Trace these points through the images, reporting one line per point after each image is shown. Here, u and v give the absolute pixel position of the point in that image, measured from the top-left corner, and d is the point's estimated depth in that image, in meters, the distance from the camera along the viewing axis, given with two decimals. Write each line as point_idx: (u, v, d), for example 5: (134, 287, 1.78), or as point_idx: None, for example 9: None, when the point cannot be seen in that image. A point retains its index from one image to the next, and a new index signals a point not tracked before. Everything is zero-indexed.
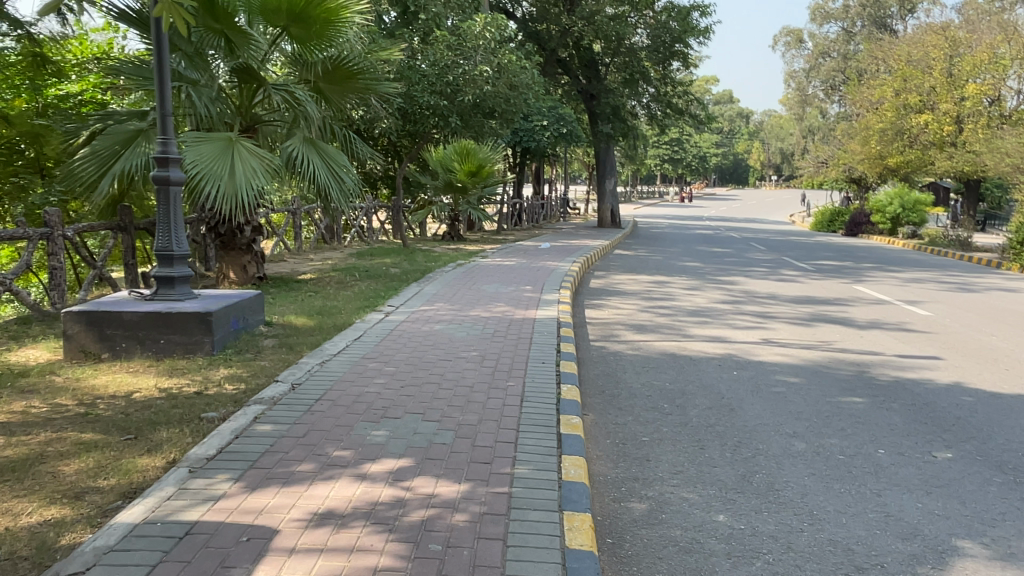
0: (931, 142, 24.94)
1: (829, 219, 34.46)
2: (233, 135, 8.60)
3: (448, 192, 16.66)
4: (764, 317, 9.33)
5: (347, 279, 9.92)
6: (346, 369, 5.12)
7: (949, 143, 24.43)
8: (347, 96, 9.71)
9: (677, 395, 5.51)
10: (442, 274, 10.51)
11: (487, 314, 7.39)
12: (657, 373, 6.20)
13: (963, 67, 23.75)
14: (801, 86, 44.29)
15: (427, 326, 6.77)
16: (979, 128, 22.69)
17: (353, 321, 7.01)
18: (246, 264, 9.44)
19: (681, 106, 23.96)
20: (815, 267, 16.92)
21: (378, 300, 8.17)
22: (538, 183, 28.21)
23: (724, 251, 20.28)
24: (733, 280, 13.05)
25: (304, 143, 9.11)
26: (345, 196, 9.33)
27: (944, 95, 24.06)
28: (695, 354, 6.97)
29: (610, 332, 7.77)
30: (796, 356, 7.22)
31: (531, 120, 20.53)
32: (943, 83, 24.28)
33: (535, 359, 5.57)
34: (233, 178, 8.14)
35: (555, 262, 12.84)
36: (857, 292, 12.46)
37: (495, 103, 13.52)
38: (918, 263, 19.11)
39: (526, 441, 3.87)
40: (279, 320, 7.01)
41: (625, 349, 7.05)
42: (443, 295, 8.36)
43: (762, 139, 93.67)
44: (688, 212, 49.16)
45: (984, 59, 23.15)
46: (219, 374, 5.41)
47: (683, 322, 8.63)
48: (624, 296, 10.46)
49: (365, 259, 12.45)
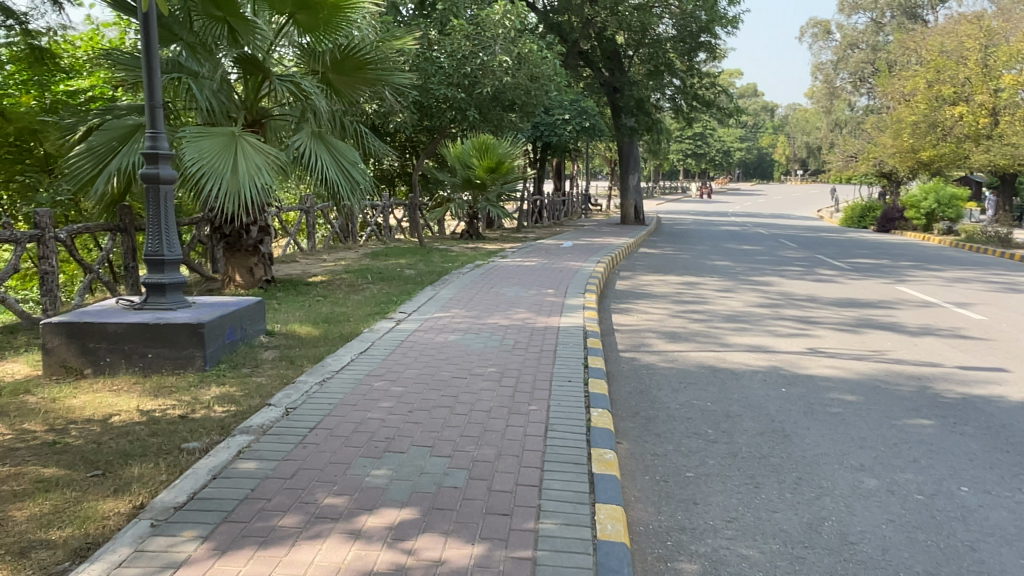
0: (966, 135, 23.89)
1: (860, 215, 33.45)
2: (237, 130, 8.08)
3: (466, 189, 16.10)
4: (806, 323, 8.64)
5: (359, 282, 9.38)
6: (348, 389, 4.56)
7: (985, 136, 23.37)
8: (358, 88, 9.16)
9: (721, 419, 4.87)
10: (459, 276, 9.94)
11: (507, 321, 6.79)
12: (697, 390, 5.57)
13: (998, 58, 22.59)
14: (829, 78, 43.07)
15: (440, 336, 6.18)
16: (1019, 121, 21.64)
17: (360, 330, 6.45)
18: (253, 266, 8.92)
19: (707, 97, 23.16)
20: (851, 265, 16.12)
21: (389, 305, 7.59)
22: (559, 179, 27.52)
23: (754, 248, 19.50)
24: (767, 281, 12.34)
25: (313, 138, 8.61)
26: (356, 194, 8.77)
27: (979, 86, 22.98)
28: (736, 368, 6.32)
29: (642, 341, 7.14)
30: (848, 369, 6.54)
31: (553, 113, 19.90)
32: (978, 74, 23.19)
33: (560, 376, 4.97)
34: (237, 175, 7.62)
35: (578, 261, 12.22)
36: (901, 294, 11.69)
37: (515, 95, 12.88)
38: (959, 262, 18.20)
39: (553, 485, 3.27)
40: (282, 329, 6.48)
41: (660, 361, 6.41)
42: (460, 301, 7.77)
43: (787, 133, 91.96)
44: (711, 207, 48.25)
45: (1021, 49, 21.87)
46: (210, 394, 4.88)
47: (719, 328, 7.97)
48: (653, 299, 9.80)
49: (380, 260, 11.94)
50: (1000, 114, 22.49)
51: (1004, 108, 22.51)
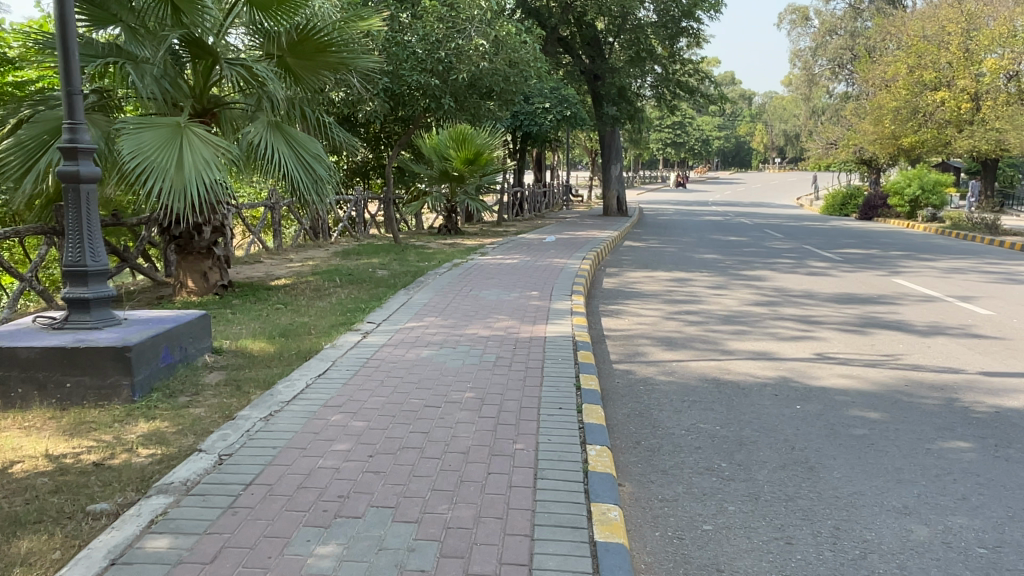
0: (947, 121, 23.58)
1: (841, 203, 33.14)
2: (182, 120, 7.28)
3: (444, 182, 15.37)
4: (809, 323, 8.04)
5: (326, 286, 8.61)
6: (299, 426, 3.84)
7: (967, 121, 23.01)
8: (322, 74, 8.29)
9: (735, 448, 4.21)
10: (435, 277, 9.21)
11: (486, 332, 6.08)
12: (703, 409, 4.90)
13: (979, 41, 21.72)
14: (807, 65, 42.64)
15: (412, 351, 5.44)
16: (1003, 105, 21.27)
17: (321, 346, 5.68)
18: (207, 270, 8.14)
19: (690, 84, 22.53)
20: (842, 256, 15.62)
21: (356, 314, 6.82)
22: (539, 169, 26.80)
23: (740, 240, 18.96)
24: (759, 276, 11.74)
25: (270, 128, 7.79)
26: (318, 189, 7.95)
27: (960, 70, 22.37)
28: (743, 381, 5.66)
29: (636, 350, 6.46)
30: (865, 378, 5.91)
31: (532, 102, 19.20)
32: (959, 59, 22.40)
33: (549, 402, 4.28)
34: (182, 170, 6.84)
35: (561, 258, 11.54)
36: (899, 288, 11.16)
37: (493, 81, 12.14)
38: (948, 250, 17.78)
39: (546, 564, 2.58)
40: (231, 346, 5.72)
41: (658, 374, 5.74)
42: (435, 307, 7.04)
43: (765, 121, 91.89)
44: (691, 197, 47.82)
45: (1001, 33, 21.02)
46: (135, 433, 4.13)
47: (718, 332, 7.31)
48: (643, 299, 9.14)
49: (351, 259, 11.16)
50: (982, 99, 22.05)
51: (986, 93, 22.04)
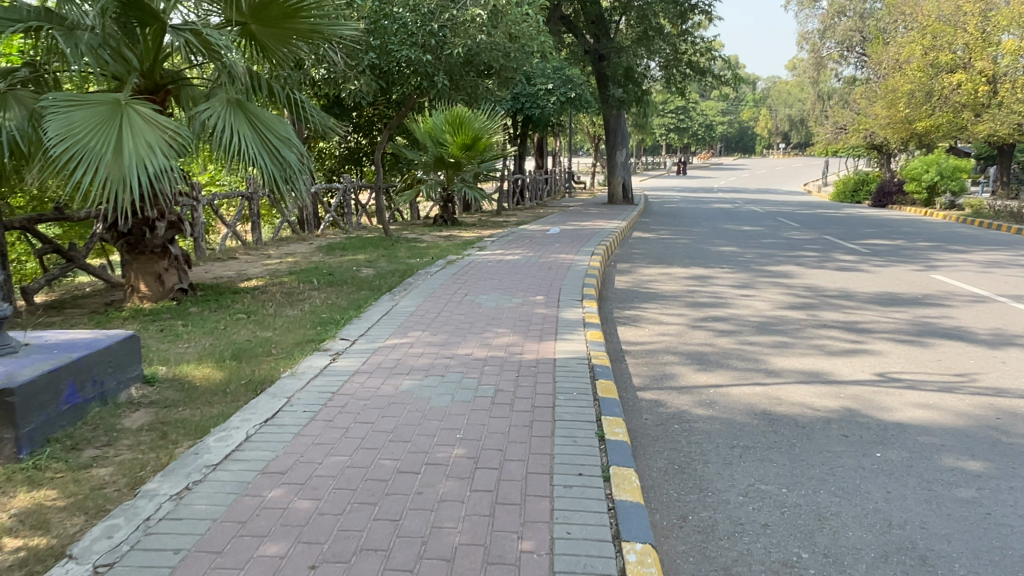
0: (963, 104, 22.12)
1: (853, 189, 31.95)
2: (124, 97, 6.16)
3: (439, 169, 14.25)
4: (858, 332, 6.95)
5: (302, 288, 7.54)
6: (220, 511, 2.77)
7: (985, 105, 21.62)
8: (291, 43, 7.14)
9: (814, 528, 3.15)
10: (427, 277, 8.14)
11: (483, 352, 4.99)
12: (759, 461, 3.83)
13: (996, 22, 20.25)
14: (816, 47, 40.94)
15: (390, 381, 4.36)
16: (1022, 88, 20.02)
17: (278, 373, 4.56)
18: (162, 271, 7.08)
19: (700, 65, 21.26)
20: (869, 248, 14.51)
21: (329, 327, 5.73)
22: (540, 156, 25.66)
23: (755, 229, 17.88)
24: (786, 272, 10.63)
25: (230, 105, 6.66)
26: (287, 178, 6.76)
27: (978, 51, 20.81)
28: (801, 416, 4.56)
29: (664, 371, 5.37)
30: (946, 408, 4.81)
31: (534, 83, 18.12)
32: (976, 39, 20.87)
33: (565, 465, 3.21)
34: (119, 157, 5.74)
35: (568, 253, 10.46)
36: (943, 286, 10.02)
37: (491, 57, 10.99)
38: (977, 240, 16.63)
39: None
40: (170, 372, 4.65)
41: (694, 406, 4.64)
42: (423, 318, 5.96)
43: (768, 105, 90.20)
44: (696, 183, 46.57)
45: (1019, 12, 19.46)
46: (7, 511, 3.05)
47: (755, 346, 6.22)
48: (662, 301, 8.05)
49: (334, 255, 10.08)
50: (1000, 83, 20.60)
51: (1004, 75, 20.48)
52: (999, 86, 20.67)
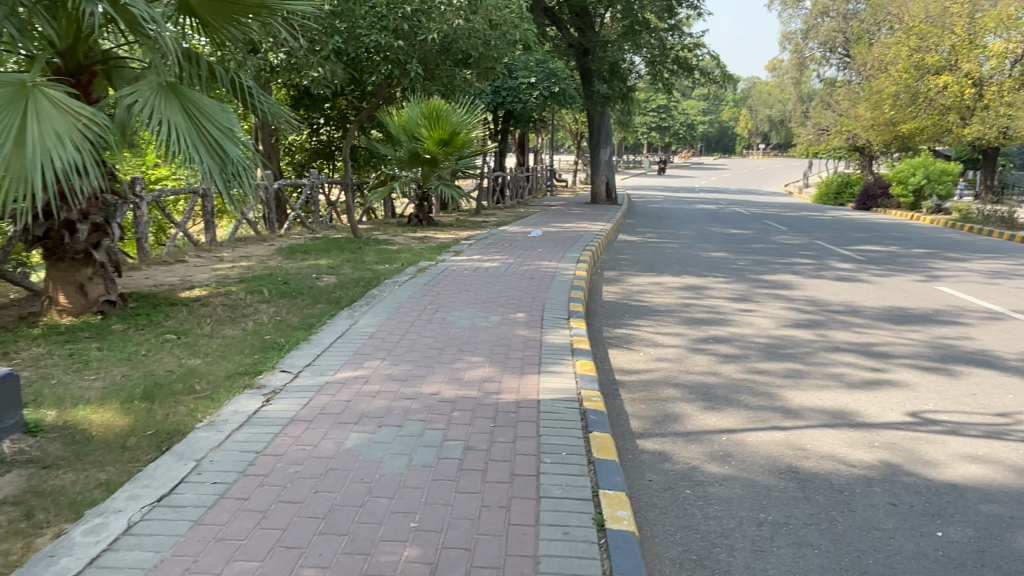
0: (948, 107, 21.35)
1: (836, 191, 31.42)
2: (30, 79, 5.16)
3: (414, 165, 13.33)
4: (876, 357, 6.20)
5: (250, 300, 6.64)
6: None
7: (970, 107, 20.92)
8: (236, 21, 6.25)
9: None
10: (394, 288, 7.26)
11: (452, 391, 4.13)
12: (796, 547, 3.02)
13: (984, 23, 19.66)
14: (798, 48, 40.39)
15: (334, 434, 3.47)
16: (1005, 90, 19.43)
17: (193, 422, 3.65)
18: (85, 281, 6.13)
19: (687, 61, 20.41)
20: (865, 255, 13.82)
21: (270, 354, 4.83)
22: (521, 153, 24.78)
23: (744, 232, 17.17)
24: (783, 283, 9.87)
25: (161, 90, 5.71)
26: (230, 174, 5.80)
27: (967, 52, 20.17)
28: (836, 476, 3.76)
29: (666, 411, 4.55)
30: (1002, 463, 4.04)
31: (516, 76, 17.31)
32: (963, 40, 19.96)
33: None
34: (19, 151, 4.75)
35: (551, 260, 9.63)
36: (952, 300, 9.32)
37: (469, 45, 10.16)
38: (970, 247, 16.03)
39: None
40: (62, 419, 3.74)
41: (705, 462, 3.82)
42: (383, 343, 5.08)
43: (748, 105, 89.86)
44: (678, 183, 45.88)
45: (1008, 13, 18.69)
46: None
47: (766, 375, 5.44)
48: (655, 317, 7.24)
49: (294, 260, 9.16)
50: (986, 85, 20.03)
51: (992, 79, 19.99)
52: (986, 90, 20.04)
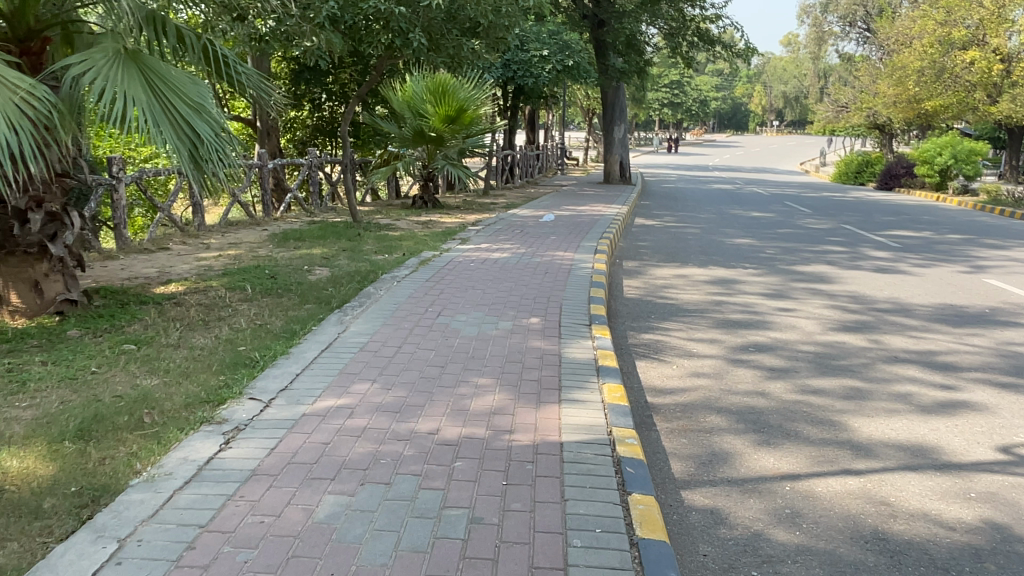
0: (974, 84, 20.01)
1: (856, 171, 30.24)
2: None
3: (418, 144, 12.50)
4: (943, 371, 5.38)
5: (229, 300, 5.88)
6: None
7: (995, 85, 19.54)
8: None
9: None
10: (392, 284, 6.49)
11: (454, 429, 3.37)
12: None
13: None
14: (817, 21, 38.92)
15: (302, 498, 2.71)
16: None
17: (128, 475, 2.90)
18: (41, 277, 5.35)
19: (707, 34, 19.33)
20: (899, 242, 12.89)
21: (240, 373, 4.08)
22: (530, 129, 23.91)
23: (767, 216, 16.26)
24: (819, 275, 9.03)
25: (118, 59, 4.92)
26: (200, 156, 4.97)
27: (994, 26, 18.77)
28: (934, 546, 2.98)
29: (714, 448, 3.78)
30: None
31: (528, 48, 16.43)
32: (992, 12, 18.67)
33: None
34: None
35: (567, 249, 8.83)
36: (1008, 296, 8.44)
37: (478, 12, 9.32)
38: (1008, 233, 14.99)
39: None
40: None
41: (770, 525, 3.06)
42: (375, 359, 4.32)
43: (762, 82, 87.75)
44: (691, 162, 44.55)
45: None
46: None
47: (823, 395, 4.65)
48: (686, 318, 6.45)
49: (285, 248, 8.40)
50: (1015, 62, 18.53)
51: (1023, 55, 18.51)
52: (1015, 66, 18.59)
